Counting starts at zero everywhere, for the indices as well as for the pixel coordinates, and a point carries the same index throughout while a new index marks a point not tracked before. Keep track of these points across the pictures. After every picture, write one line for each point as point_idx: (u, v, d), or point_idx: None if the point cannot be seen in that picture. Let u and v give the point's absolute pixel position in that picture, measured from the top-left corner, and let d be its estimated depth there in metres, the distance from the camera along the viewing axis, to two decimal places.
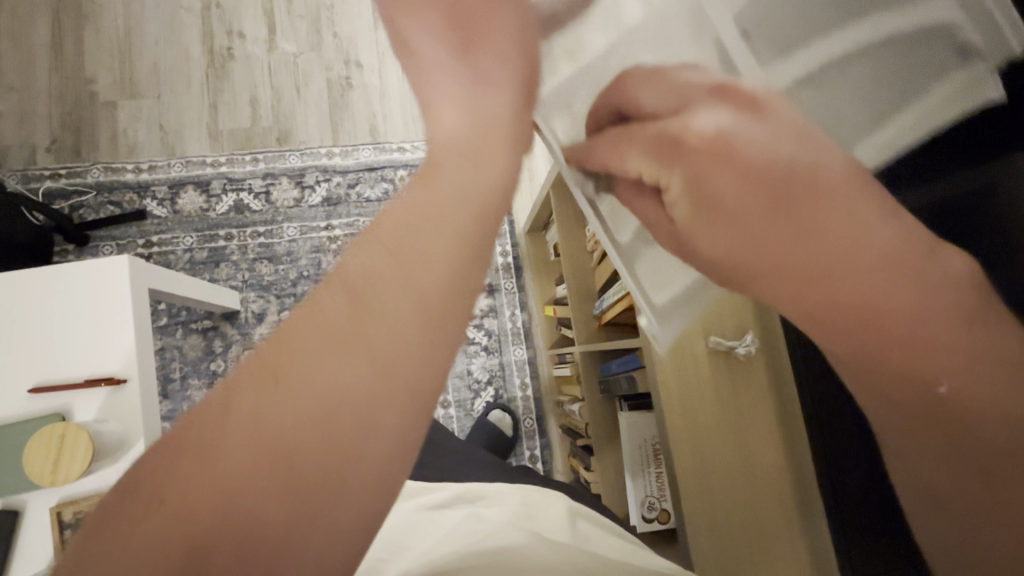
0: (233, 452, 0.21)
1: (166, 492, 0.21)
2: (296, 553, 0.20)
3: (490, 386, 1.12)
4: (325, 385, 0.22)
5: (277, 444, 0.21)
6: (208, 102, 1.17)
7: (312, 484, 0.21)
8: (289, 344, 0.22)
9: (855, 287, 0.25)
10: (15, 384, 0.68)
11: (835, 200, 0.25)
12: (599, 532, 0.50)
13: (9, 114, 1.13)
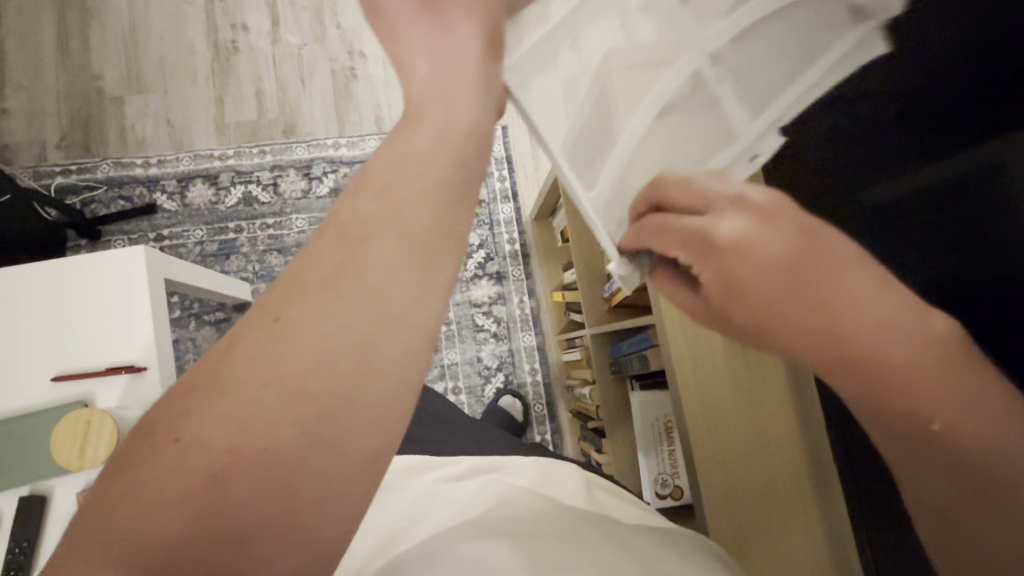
0: (260, 398, 0.22)
1: (197, 432, 0.22)
2: (310, 532, 0.22)
3: (500, 372, 1.13)
4: (348, 363, 0.23)
5: (298, 383, 0.22)
6: (214, 96, 1.17)
7: (326, 435, 0.22)
8: (299, 284, 0.24)
9: (874, 346, 0.27)
10: (37, 373, 0.69)
11: (843, 276, 0.28)
12: (609, 496, 0.51)
13: (18, 111, 1.14)
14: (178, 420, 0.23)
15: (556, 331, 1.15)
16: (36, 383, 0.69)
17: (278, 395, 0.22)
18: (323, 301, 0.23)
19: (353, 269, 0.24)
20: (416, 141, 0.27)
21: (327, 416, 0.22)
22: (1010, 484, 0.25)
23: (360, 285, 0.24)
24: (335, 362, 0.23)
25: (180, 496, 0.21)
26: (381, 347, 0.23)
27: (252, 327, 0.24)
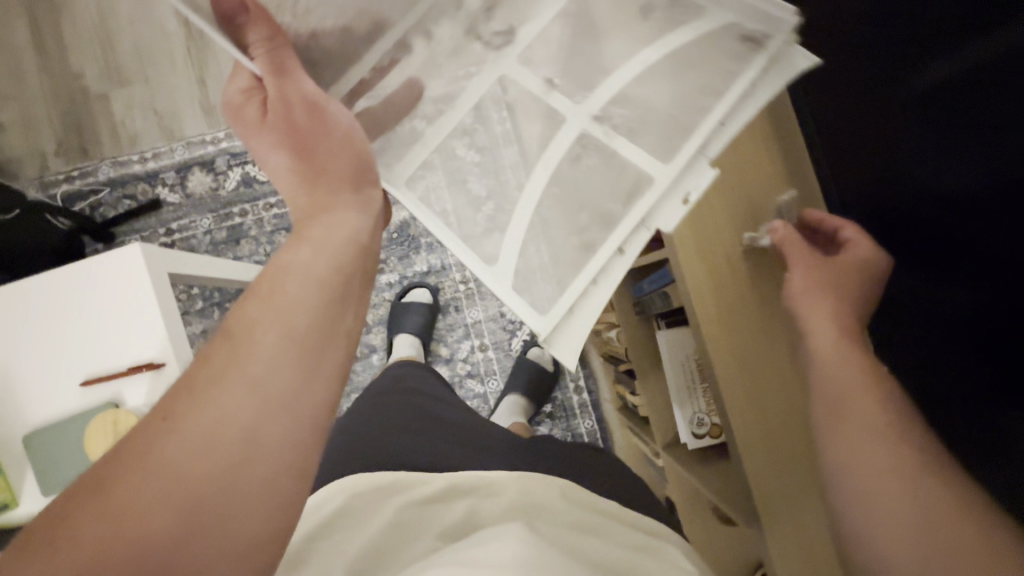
0: (177, 459, 0.27)
1: (118, 500, 0.25)
2: (226, 544, 0.26)
3: (526, 324, 1.10)
4: (219, 412, 0.28)
5: (209, 438, 0.27)
6: (196, 77, 1.13)
7: (232, 492, 0.27)
8: (179, 390, 0.29)
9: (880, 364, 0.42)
10: (65, 380, 0.71)
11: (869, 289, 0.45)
12: (599, 518, 0.47)
13: (14, 123, 1.13)
14: (96, 501, 0.25)
15: None
16: (66, 389, 0.71)
17: (188, 464, 0.26)
18: (211, 396, 0.28)
19: (234, 364, 0.29)
20: (321, 236, 0.36)
21: (234, 468, 0.27)
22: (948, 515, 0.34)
23: (241, 369, 0.29)
24: (230, 432, 0.28)
25: (97, 552, 0.24)
26: (276, 418, 0.29)
27: (140, 427, 0.28)
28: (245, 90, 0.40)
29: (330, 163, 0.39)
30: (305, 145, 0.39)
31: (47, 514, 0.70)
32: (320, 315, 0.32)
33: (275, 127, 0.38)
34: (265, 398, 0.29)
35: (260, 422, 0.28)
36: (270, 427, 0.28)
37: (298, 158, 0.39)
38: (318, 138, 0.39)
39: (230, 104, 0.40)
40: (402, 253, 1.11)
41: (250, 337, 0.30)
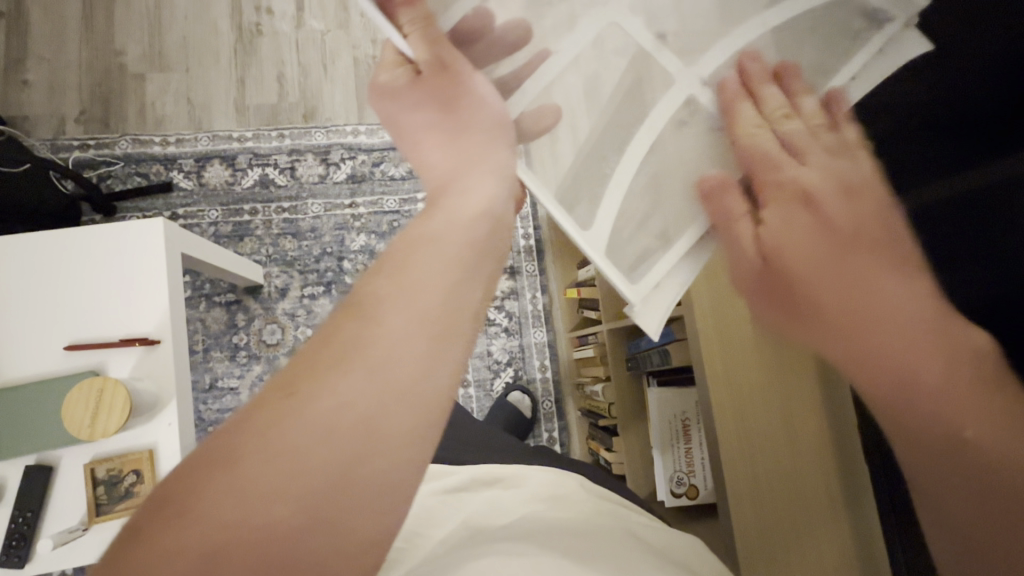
0: (280, 457, 0.26)
1: (221, 494, 0.26)
2: (323, 541, 0.26)
3: (510, 367, 1.12)
4: (335, 400, 0.28)
5: (322, 424, 0.27)
6: (236, 77, 1.17)
7: (360, 456, 0.27)
8: (312, 370, 0.29)
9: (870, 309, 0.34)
10: (50, 342, 0.68)
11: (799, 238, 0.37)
12: (615, 506, 0.51)
13: (40, 83, 1.13)
14: (202, 496, 0.26)
15: (567, 329, 1.13)
16: (48, 351, 0.68)
17: (310, 427, 0.27)
18: (337, 375, 0.28)
19: (363, 347, 0.29)
20: (456, 217, 0.35)
21: (351, 461, 0.27)
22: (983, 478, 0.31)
23: (372, 348, 0.29)
24: (344, 423, 0.27)
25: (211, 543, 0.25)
26: (403, 402, 0.28)
27: (265, 409, 0.28)
28: (394, 68, 0.40)
29: (477, 120, 0.38)
30: (456, 98, 0.38)
31: None
32: (454, 285, 0.32)
33: (429, 90, 0.38)
34: (388, 375, 0.29)
35: (390, 396, 0.28)
36: (389, 403, 0.28)
37: (445, 115, 0.38)
38: (464, 92, 0.38)
39: (383, 81, 0.40)
40: None
41: (381, 325, 0.30)
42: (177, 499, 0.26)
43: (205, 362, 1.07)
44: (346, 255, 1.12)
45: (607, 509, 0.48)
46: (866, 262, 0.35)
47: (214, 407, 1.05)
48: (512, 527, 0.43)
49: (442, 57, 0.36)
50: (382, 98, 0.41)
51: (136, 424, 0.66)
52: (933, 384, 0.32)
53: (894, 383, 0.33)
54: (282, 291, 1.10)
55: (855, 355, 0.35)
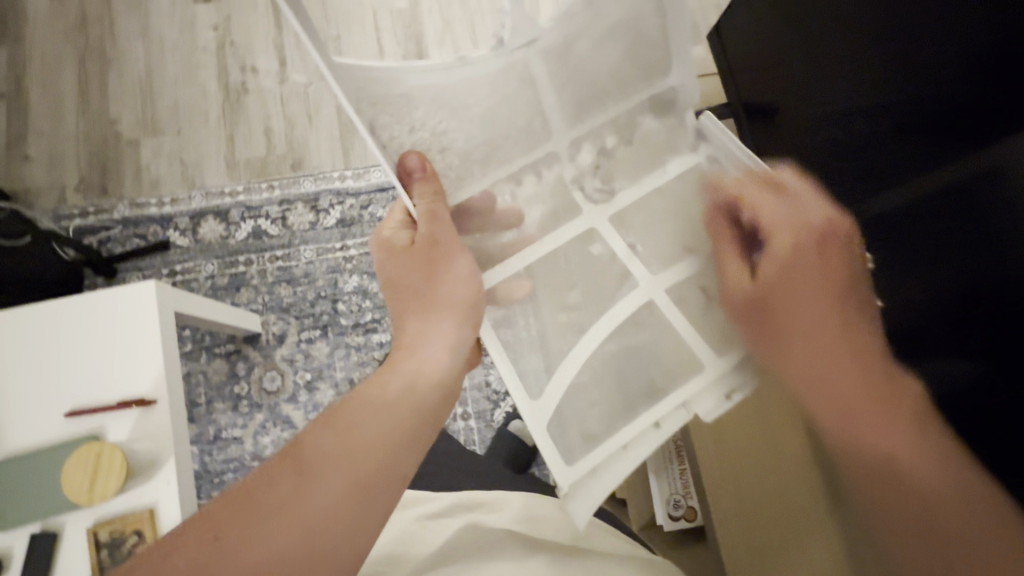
0: (290, 513, 0.35)
1: (239, 532, 0.34)
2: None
3: (509, 396, 1.12)
4: (336, 476, 0.37)
5: (323, 494, 0.36)
6: (225, 134, 1.22)
7: (310, 560, 0.35)
8: (243, 520, 0.35)
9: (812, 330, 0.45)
10: (51, 409, 0.71)
11: (786, 274, 0.47)
12: (603, 533, 0.51)
13: (41, 156, 1.19)
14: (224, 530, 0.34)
15: None
16: (49, 419, 0.70)
17: (236, 565, 0.33)
18: (338, 452, 0.38)
19: (295, 505, 0.36)
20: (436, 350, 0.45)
21: (334, 527, 0.36)
22: (928, 507, 0.38)
23: (299, 498, 0.36)
24: (338, 496, 0.37)
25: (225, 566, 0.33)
26: (377, 488, 0.38)
27: (194, 549, 0.33)
28: (397, 229, 0.53)
29: (451, 285, 0.47)
30: (435, 263, 0.48)
31: None
32: (433, 399, 0.44)
33: (415, 257, 0.49)
34: (308, 522, 0.35)
35: (309, 546, 0.35)
36: (305, 552, 0.35)
37: (425, 279, 0.48)
38: (442, 262, 0.48)
39: (387, 236, 0.53)
40: None
41: (312, 484, 0.37)
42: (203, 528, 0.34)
43: (208, 414, 1.08)
44: (340, 297, 1.15)
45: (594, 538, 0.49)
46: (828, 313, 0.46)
47: (219, 458, 1.06)
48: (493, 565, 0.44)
49: (437, 233, 0.48)
50: (382, 246, 0.53)
51: (135, 484, 0.68)
52: (882, 428, 0.41)
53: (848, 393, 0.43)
54: (280, 337, 1.13)
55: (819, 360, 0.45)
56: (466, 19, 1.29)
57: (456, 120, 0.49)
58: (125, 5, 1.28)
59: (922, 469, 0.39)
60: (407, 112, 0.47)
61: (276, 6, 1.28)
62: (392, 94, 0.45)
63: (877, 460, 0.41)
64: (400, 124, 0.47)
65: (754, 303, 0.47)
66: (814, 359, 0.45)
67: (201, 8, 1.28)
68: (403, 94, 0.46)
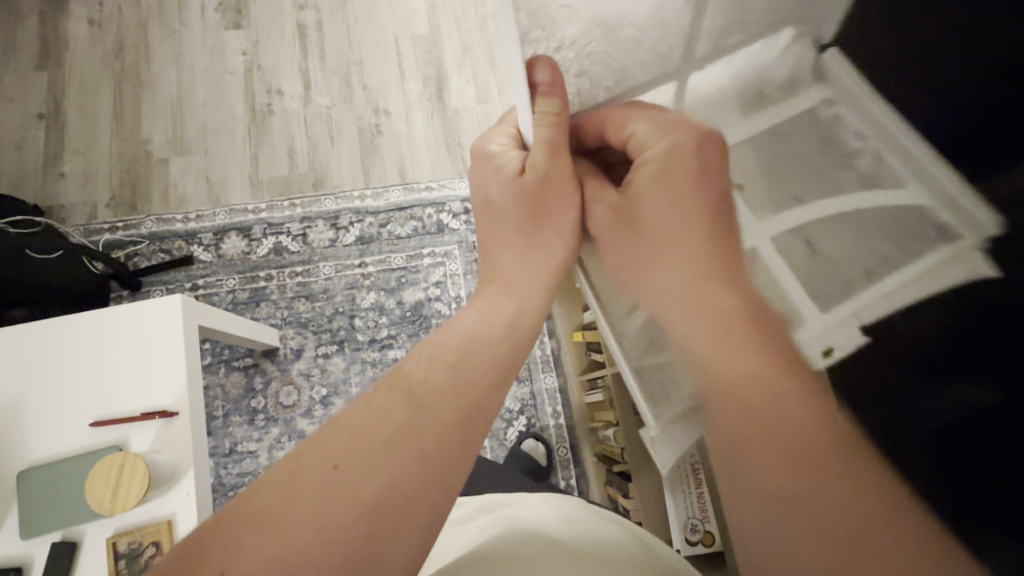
0: (397, 436, 0.35)
1: (346, 461, 0.33)
2: (414, 511, 0.33)
3: (522, 416, 1.12)
4: (441, 392, 0.37)
5: (427, 410, 0.36)
6: (250, 154, 1.26)
7: (425, 483, 0.33)
8: (364, 448, 0.34)
9: (665, 284, 0.32)
10: (77, 419, 0.72)
11: (648, 202, 0.33)
12: (631, 535, 0.51)
13: (75, 174, 1.23)
14: (328, 466, 0.33)
15: (577, 372, 1.13)
16: (75, 428, 0.72)
17: (361, 486, 0.32)
18: (435, 375, 0.38)
19: (412, 435, 0.35)
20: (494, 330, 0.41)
21: (440, 445, 0.35)
22: (841, 528, 0.28)
23: (419, 427, 0.35)
24: (442, 412, 0.36)
25: (333, 495, 0.32)
26: (477, 410, 0.38)
27: (315, 477, 0.33)
28: (506, 143, 0.44)
29: (557, 228, 0.41)
30: (542, 205, 0.40)
31: (8, 563, 0.67)
32: None
33: (523, 193, 0.41)
34: (425, 445, 0.35)
35: (426, 473, 0.34)
36: (426, 479, 0.34)
37: (533, 218, 0.42)
38: (553, 206, 0.40)
39: (492, 148, 0.44)
40: (411, 332, 1.16)
41: (427, 415, 0.36)
42: (294, 472, 0.33)
43: (224, 427, 1.10)
44: (357, 313, 1.16)
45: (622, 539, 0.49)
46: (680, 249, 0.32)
47: (234, 471, 1.07)
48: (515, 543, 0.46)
49: (551, 168, 0.38)
50: (484, 162, 0.45)
51: (154, 496, 0.69)
52: (786, 424, 0.29)
53: (718, 385, 0.31)
54: (298, 352, 1.14)
55: (679, 328, 0.31)
56: (484, 44, 1.33)
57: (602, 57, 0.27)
58: (160, 32, 1.34)
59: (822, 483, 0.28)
60: (563, 29, 0.27)
61: (302, 33, 1.33)
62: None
63: (759, 455, 0.31)
64: (547, 41, 0.28)
65: (616, 221, 0.36)
66: (686, 313, 0.31)
67: (232, 35, 1.33)
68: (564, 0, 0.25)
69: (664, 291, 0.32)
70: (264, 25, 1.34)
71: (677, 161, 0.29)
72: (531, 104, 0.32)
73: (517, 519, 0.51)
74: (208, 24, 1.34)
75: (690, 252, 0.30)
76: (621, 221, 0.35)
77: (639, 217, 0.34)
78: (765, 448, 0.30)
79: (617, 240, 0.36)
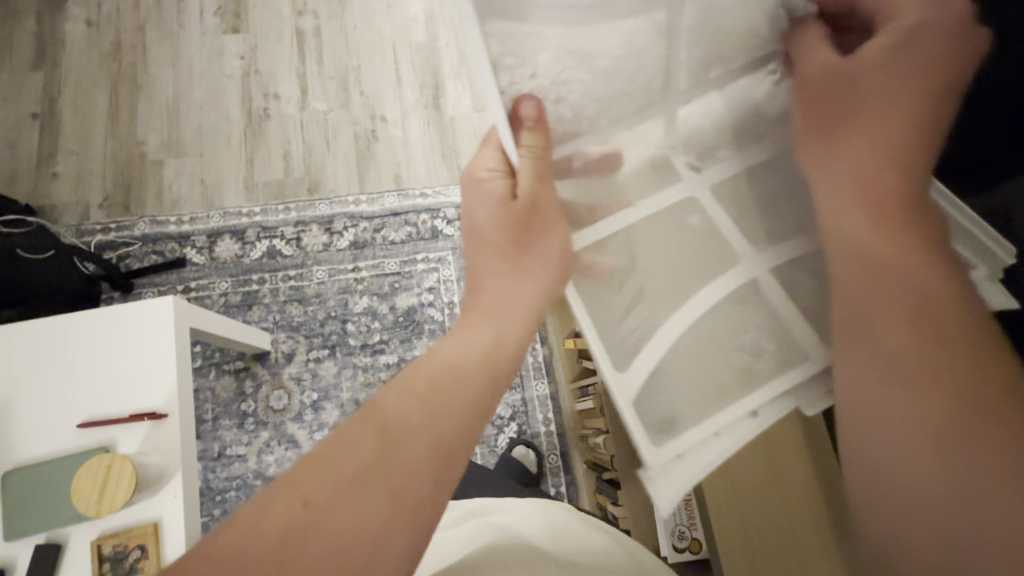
0: (369, 474, 0.34)
1: (316, 502, 0.33)
2: (386, 549, 0.33)
3: (513, 422, 1.12)
4: (415, 427, 0.37)
5: (402, 446, 0.36)
6: (245, 157, 1.26)
7: (398, 521, 0.33)
8: (335, 484, 0.33)
9: (856, 168, 0.35)
10: (64, 421, 0.72)
11: (864, 87, 0.35)
12: (617, 542, 0.51)
13: (68, 174, 1.23)
14: (299, 504, 0.33)
15: (568, 380, 1.13)
16: (63, 430, 0.71)
17: (334, 526, 0.32)
18: (410, 407, 0.37)
19: (385, 469, 0.34)
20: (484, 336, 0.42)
21: (413, 483, 0.35)
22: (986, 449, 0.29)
23: (394, 463, 0.35)
24: (415, 450, 0.36)
25: (304, 536, 0.32)
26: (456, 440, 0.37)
27: (287, 514, 0.32)
28: (494, 169, 0.44)
29: (544, 254, 0.42)
30: (531, 232, 0.42)
31: None
32: None
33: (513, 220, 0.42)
34: (400, 481, 0.34)
35: (396, 511, 0.34)
36: (398, 516, 0.34)
37: (521, 240, 0.43)
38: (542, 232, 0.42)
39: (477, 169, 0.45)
40: (404, 337, 1.16)
41: (399, 448, 0.35)
42: (265, 507, 0.33)
43: (214, 431, 1.09)
44: (350, 318, 1.16)
45: (609, 546, 0.49)
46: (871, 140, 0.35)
47: (222, 475, 1.06)
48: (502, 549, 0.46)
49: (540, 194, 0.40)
50: (472, 189, 0.45)
51: (141, 498, 0.68)
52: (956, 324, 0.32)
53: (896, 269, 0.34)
54: (289, 356, 1.14)
55: (868, 203, 0.35)
56: None
57: (577, 82, 0.35)
58: (157, 34, 1.34)
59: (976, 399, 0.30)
60: (533, 56, 0.33)
61: (301, 38, 1.34)
62: (519, 26, 0.31)
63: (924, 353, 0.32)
64: (523, 69, 0.34)
65: (824, 92, 0.36)
66: (864, 180, 0.35)
67: (230, 38, 1.34)
68: (531, 31, 0.31)
69: (862, 178, 0.35)
70: (262, 30, 1.35)
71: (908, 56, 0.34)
72: (514, 139, 0.37)
73: (506, 525, 0.51)
74: (207, 28, 1.35)
75: (882, 144, 0.35)
76: (833, 96, 0.36)
77: (856, 89, 0.35)
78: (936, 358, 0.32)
79: (811, 126, 0.37)
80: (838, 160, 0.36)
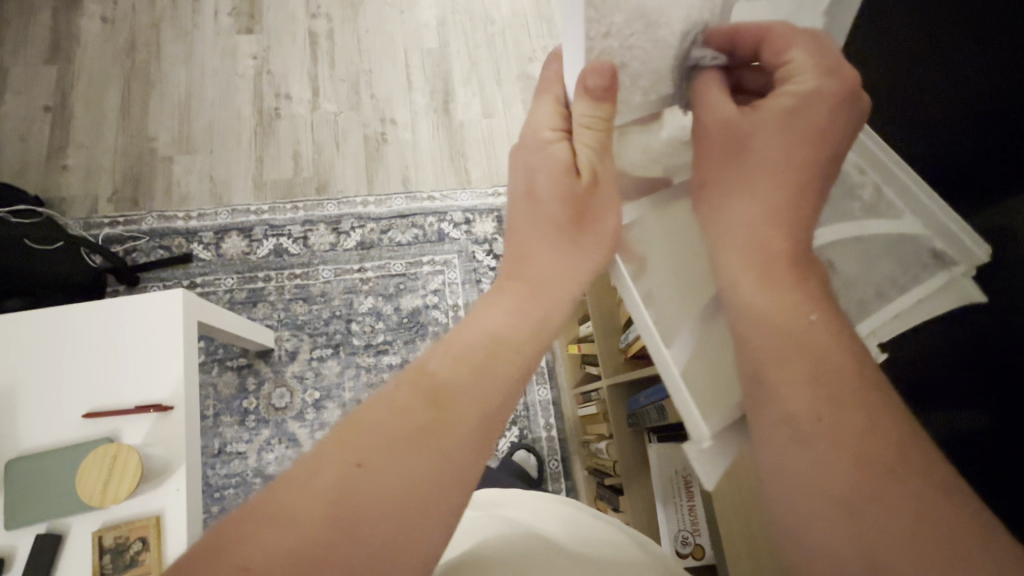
0: (421, 432, 0.34)
1: (368, 460, 0.32)
2: (435, 512, 0.32)
3: (515, 426, 1.12)
4: (467, 390, 0.36)
5: (451, 407, 0.35)
6: (255, 156, 1.27)
7: (445, 483, 0.33)
8: (385, 440, 0.33)
9: (745, 207, 0.35)
10: (70, 410, 0.72)
11: (761, 136, 0.35)
12: (627, 537, 0.51)
13: (78, 168, 1.24)
14: (343, 464, 0.32)
15: (570, 386, 1.14)
16: (68, 419, 0.71)
17: (384, 484, 0.32)
18: (457, 373, 0.36)
19: (437, 431, 0.34)
20: None
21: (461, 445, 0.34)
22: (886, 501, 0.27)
23: (436, 419, 0.34)
24: (465, 411, 0.35)
25: (351, 492, 0.31)
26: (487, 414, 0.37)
27: (331, 473, 0.32)
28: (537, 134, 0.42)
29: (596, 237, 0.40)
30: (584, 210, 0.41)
31: None
32: None
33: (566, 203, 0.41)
34: (446, 442, 0.34)
35: (441, 476, 0.33)
36: (435, 472, 0.33)
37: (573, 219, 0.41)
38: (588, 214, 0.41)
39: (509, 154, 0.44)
40: (407, 339, 1.16)
41: (450, 407, 0.35)
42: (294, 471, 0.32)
43: (215, 427, 1.09)
44: (355, 318, 1.17)
45: (617, 541, 0.49)
46: (767, 166, 0.35)
47: (221, 472, 1.06)
48: (510, 543, 0.47)
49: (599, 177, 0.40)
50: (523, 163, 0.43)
51: (144, 490, 0.68)
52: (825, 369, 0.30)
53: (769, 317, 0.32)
54: (293, 354, 1.14)
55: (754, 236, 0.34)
56: (492, 60, 1.36)
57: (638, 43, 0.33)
58: (172, 32, 1.36)
59: (866, 453, 0.28)
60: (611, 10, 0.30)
61: (314, 40, 1.36)
62: None
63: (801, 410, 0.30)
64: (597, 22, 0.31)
65: (728, 133, 0.36)
66: (761, 225, 0.34)
67: (243, 39, 1.36)
68: None
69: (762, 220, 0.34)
70: (276, 31, 1.36)
71: (819, 95, 0.34)
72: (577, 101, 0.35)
73: (515, 521, 0.51)
74: (221, 28, 1.36)
75: (763, 189, 0.35)
76: (732, 136, 0.36)
77: (753, 144, 0.35)
78: (816, 415, 0.30)
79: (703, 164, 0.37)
80: (739, 198, 0.35)
